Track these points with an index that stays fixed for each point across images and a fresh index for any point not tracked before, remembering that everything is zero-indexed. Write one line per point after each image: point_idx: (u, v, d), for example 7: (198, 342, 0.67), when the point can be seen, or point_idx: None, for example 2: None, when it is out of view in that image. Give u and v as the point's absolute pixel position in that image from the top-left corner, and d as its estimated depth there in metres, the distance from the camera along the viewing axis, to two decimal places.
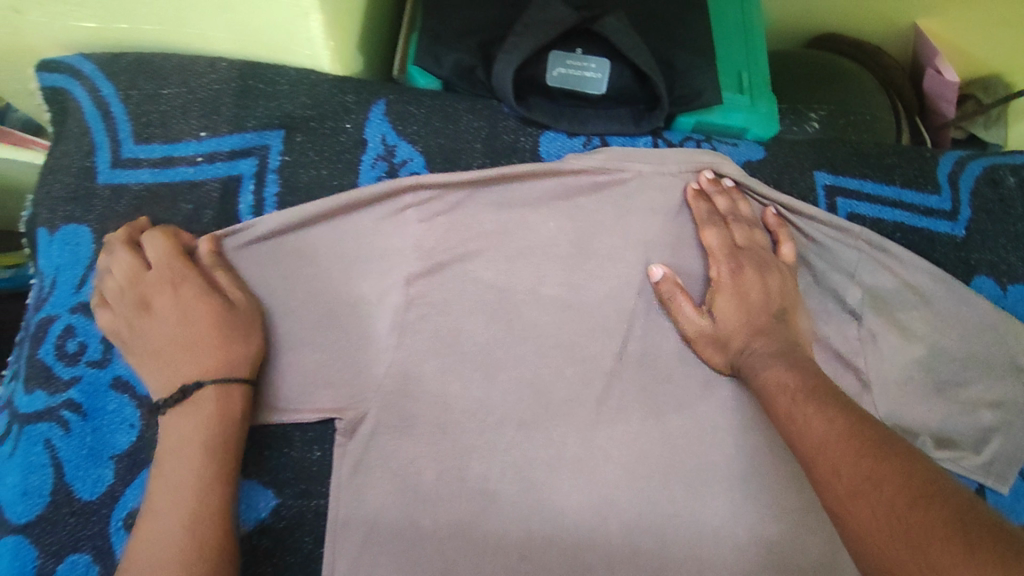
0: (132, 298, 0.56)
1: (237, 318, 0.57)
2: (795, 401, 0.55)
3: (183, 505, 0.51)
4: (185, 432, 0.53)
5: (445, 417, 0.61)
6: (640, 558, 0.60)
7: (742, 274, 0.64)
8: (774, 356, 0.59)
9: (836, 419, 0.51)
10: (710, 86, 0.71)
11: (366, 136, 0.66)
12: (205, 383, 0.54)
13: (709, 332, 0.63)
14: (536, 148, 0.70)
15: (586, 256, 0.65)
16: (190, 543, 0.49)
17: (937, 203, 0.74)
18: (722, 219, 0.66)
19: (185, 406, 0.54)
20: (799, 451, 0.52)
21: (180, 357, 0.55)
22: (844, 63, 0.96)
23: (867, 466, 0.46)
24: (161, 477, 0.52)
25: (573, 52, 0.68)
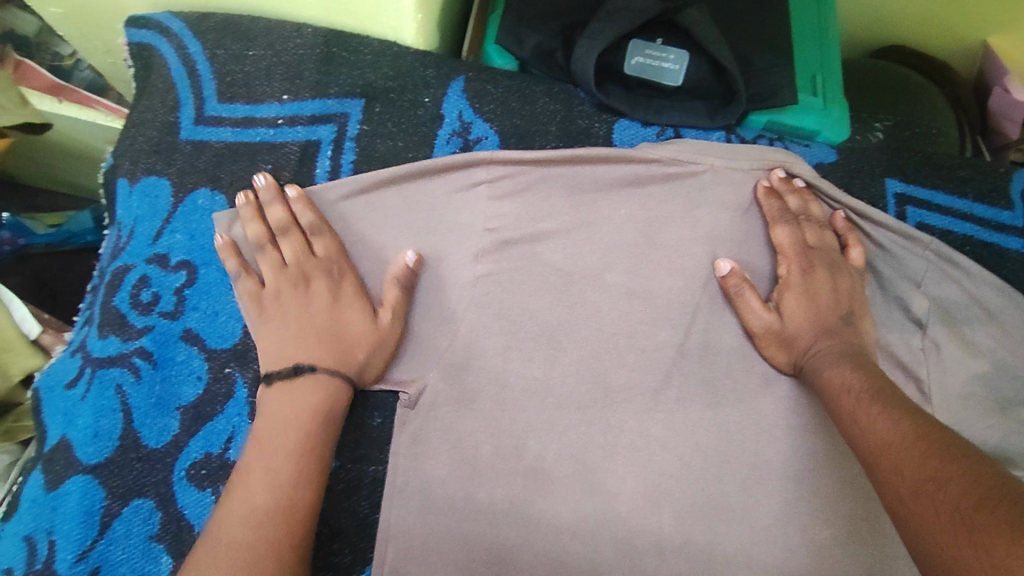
0: (291, 274, 0.58)
1: (354, 306, 0.58)
2: (860, 400, 0.54)
3: (272, 492, 0.50)
4: (288, 416, 0.53)
5: (504, 395, 0.61)
6: (691, 548, 0.58)
7: (813, 273, 0.63)
8: (842, 357, 0.59)
9: (902, 420, 0.50)
10: (787, 85, 0.71)
11: (443, 111, 0.66)
12: (318, 370, 0.55)
13: (776, 329, 0.62)
14: (610, 135, 0.69)
15: (650, 246, 0.65)
16: (280, 514, 0.49)
17: (1010, 219, 0.72)
18: (794, 217, 0.66)
19: (294, 384, 0.54)
20: (861, 451, 0.52)
21: (294, 343, 0.56)
22: (913, 76, 0.95)
23: (933, 467, 0.44)
24: (258, 455, 0.52)
25: (653, 42, 0.68)
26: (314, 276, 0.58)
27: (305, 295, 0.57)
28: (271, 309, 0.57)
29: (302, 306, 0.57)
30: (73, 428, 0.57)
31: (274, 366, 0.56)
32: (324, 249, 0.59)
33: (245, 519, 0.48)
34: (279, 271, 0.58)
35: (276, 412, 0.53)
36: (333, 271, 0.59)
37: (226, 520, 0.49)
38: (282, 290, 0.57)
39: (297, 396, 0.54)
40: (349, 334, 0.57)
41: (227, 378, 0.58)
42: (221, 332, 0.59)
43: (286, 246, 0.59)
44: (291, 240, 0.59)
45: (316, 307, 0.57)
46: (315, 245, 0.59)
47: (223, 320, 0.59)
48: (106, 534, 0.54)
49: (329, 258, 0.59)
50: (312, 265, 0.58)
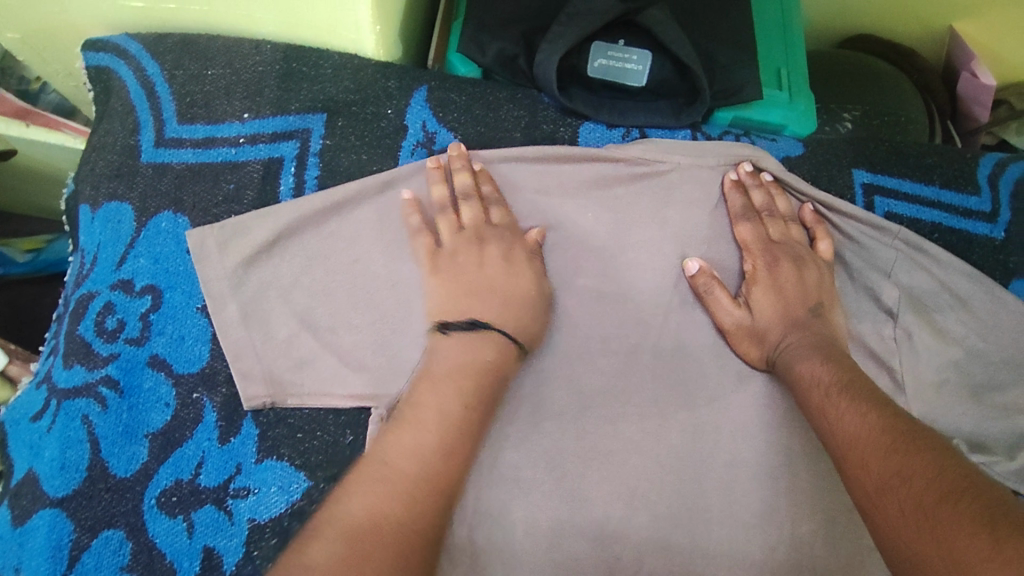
0: (467, 234, 0.60)
1: (519, 265, 0.60)
2: (829, 394, 0.55)
3: (441, 433, 0.50)
4: (459, 364, 0.54)
5: None
6: (669, 549, 0.59)
7: (778, 266, 0.63)
8: (812, 350, 0.59)
9: (868, 414, 0.50)
10: (751, 81, 0.71)
11: (407, 122, 0.65)
12: (493, 330, 0.57)
13: (746, 325, 0.63)
14: (575, 139, 0.69)
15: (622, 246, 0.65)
16: (438, 456, 0.49)
17: (977, 205, 0.72)
18: (757, 214, 0.66)
19: (471, 336, 0.56)
20: (830, 446, 0.52)
21: (475, 296, 0.58)
22: (878, 65, 0.95)
23: (898, 461, 0.45)
24: (434, 391, 0.52)
25: (615, 44, 0.68)
26: (490, 240, 0.61)
27: (479, 253, 0.60)
28: (448, 266, 0.60)
29: (477, 262, 0.59)
30: (40, 460, 0.56)
31: (449, 315, 0.58)
32: (499, 218, 0.62)
33: (412, 454, 0.48)
34: (457, 232, 0.61)
35: (451, 358, 0.55)
36: (506, 238, 0.61)
37: (394, 447, 0.48)
38: (460, 250, 0.60)
39: (473, 348, 0.55)
40: (517, 293, 0.59)
41: (195, 403, 0.57)
42: (187, 357, 0.58)
43: (466, 210, 0.61)
44: (472, 206, 0.61)
45: (491, 268, 0.59)
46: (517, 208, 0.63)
47: (190, 344, 0.58)
48: (75, 568, 0.53)
49: (503, 227, 0.62)
50: (489, 231, 0.61)
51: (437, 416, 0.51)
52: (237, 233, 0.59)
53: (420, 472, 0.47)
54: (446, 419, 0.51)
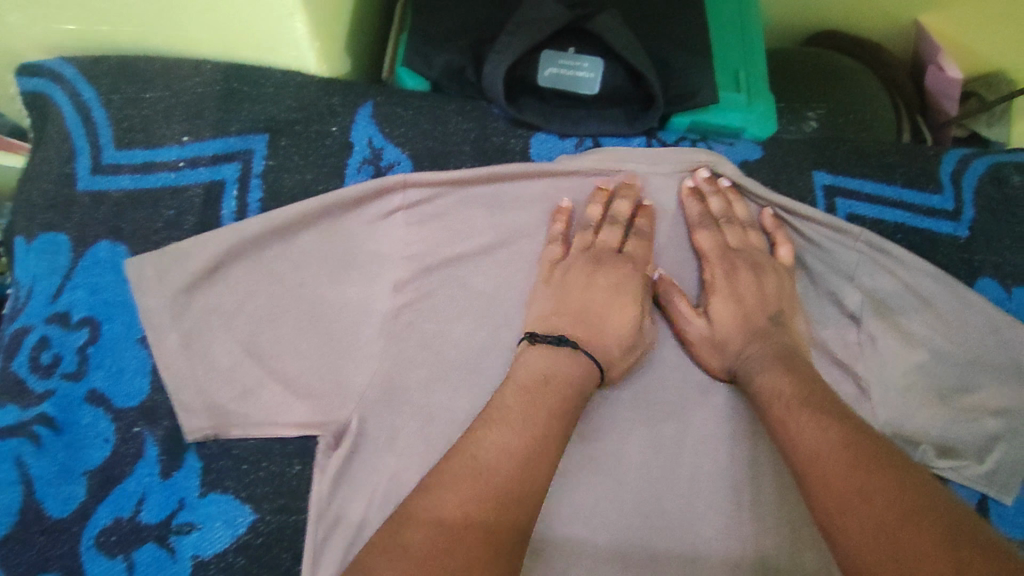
0: (586, 256, 0.63)
1: (624, 297, 0.61)
2: (791, 408, 0.53)
3: (526, 436, 0.51)
4: (546, 372, 0.56)
5: (428, 428, 0.58)
6: (629, 569, 0.58)
7: (737, 274, 0.63)
8: (771, 360, 0.59)
9: (829, 428, 0.49)
10: (707, 86, 0.69)
11: (352, 139, 0.64)
12: (578, 349, 0.58)
13: (708, 336, 0.62)
14: (526, 149, 0.67)
15: (595, 258, 0.62)
16: (527, 457, 0.50)
17: (939, 203, 0.71)
18: (715, 221, 0.65)
19: (557, 352, 0.57)
20: (790, 460, 0.51)
21: (563, 315, 0.60)
22: (843, 62, 0.94)
23: (860, 479, 0.44)
24: (524, 398, 0.54)
25: (565, 51, 0.66)
26: (608, 267, 0.62)
27: (589, 278, 0.61)
28: (559, 282, 0.61)
29: (586, 288, 0.61)
30: None
31: (538, 329, 0.59)
32: (631, 248, 0.63)
33: (499, 454, 0.49)
34: (585, 250, 0.63)
35: (538, 369, 0.56)
36: (627, 271, 0.62)
37: (481, 446, 0.50)
38: (575, 268, 0.62)
39: (564, 363, 0.57)
40: (610, 322, 0.60)
41: (136, 438, 0.56)
42: (127, 390, 0.57)
43: (605, 232, 0.63)
44: (617, 229, 0.63)
45: (597, 294, 0.61)
46: (501, 232, 0.63)
47: (130, 377, 0.57)
48: None
49: (631, 257, 0.63)
50: (611, 257, 0.62)
51: (524, 423, 0.52)
52: (177, 255, 0.58)
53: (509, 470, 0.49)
54: (534, 427, 0.52)
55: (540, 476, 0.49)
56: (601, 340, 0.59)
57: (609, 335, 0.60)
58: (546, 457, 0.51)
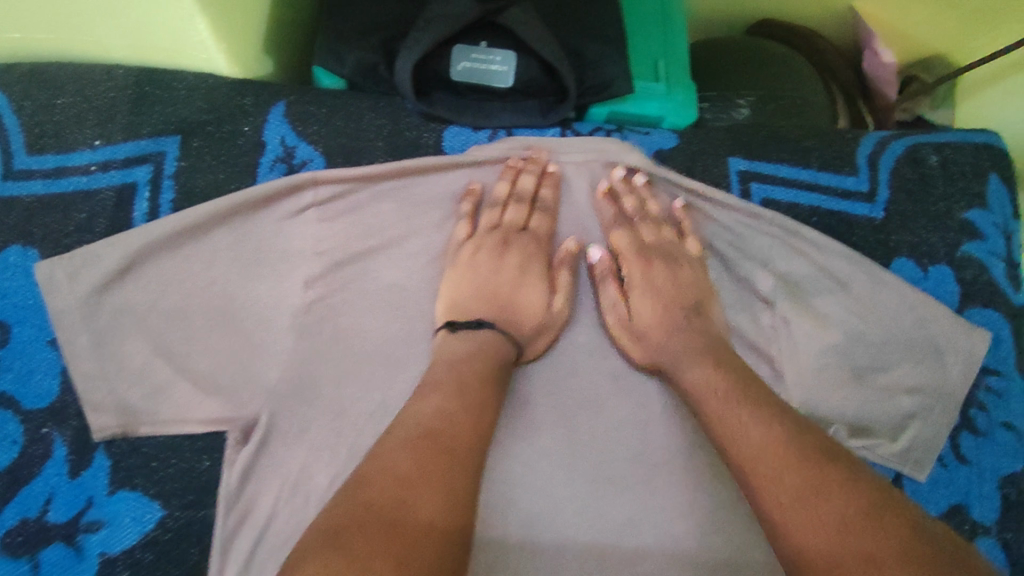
0: (493, 238, 0.64)
1: (530, 280, 0.63)
2: (728, 403, 0.54)
3: (464, 404, 0.55)
4: (470, 349, 0.59)
5: (340, 420, 0.59)
6: (537, 552, 0.59)
7: (653, 269, 0.64)
8: (697, 355, 0.59)
9: (773, 424, 0.51)
10: (621, 74, 0.69)
11: (264, 138, 0.65)
12: (496, 330, 0.60)
13: (627, 325, 0.63)
14: (440, 144, 0.68)
15: (503, 238, 0.64)
16: (463, 417, 0.54)
17: (854, 185, 0.72)
18: (630, 220, 0.67)
19: (475, 334, 0.60)
20: (731, 455, 0.51)
21: (475, 301, 0.61)
22: (774, 48, 0.95)
23: (812, 475, 0.46)
24: (455, 369, 0.57)
25: (478, 45, 0.67)
26: (514, 248, 0.64)
27: (499, 261, 0.63)
28: (467, 262, 0.63)
29: (495, 267, 0.63)
30: None
31: (457, 316, 0.61)
32: (535, 225, 0.65)
33: (438, 418, 0.53)
34: (492, 229, 0.65)
35: (460, 349, 0.59)
36: (529, 248, 0.64)
37: (423, 411, 0.54)
38: (483, 248, 0.64)
39: (480, 342, 0.59)
40: (522, 306, 0.62)
41: (44, 438, 0.58)
42: (37, 392, 0.58)
43: (511, 210, 0.65)
44: (521, 208, 0.65)
45: (504, 275, 0.63)
46: (413, 226, 0.65)
47: (39, 379, 0.59)
48: None
49: (535, 235, 0.65)
50: (518, 237, 0.65)
51: (458, 391, 0.55)
52: (87, 259, 0.58)
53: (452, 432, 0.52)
54: (468, 395, 0.55)
55: (478, 438, 0.54)
56: (507, 328, 0.61)
57: (515, 325, 0.61)
58: (483, 420, 0.55)
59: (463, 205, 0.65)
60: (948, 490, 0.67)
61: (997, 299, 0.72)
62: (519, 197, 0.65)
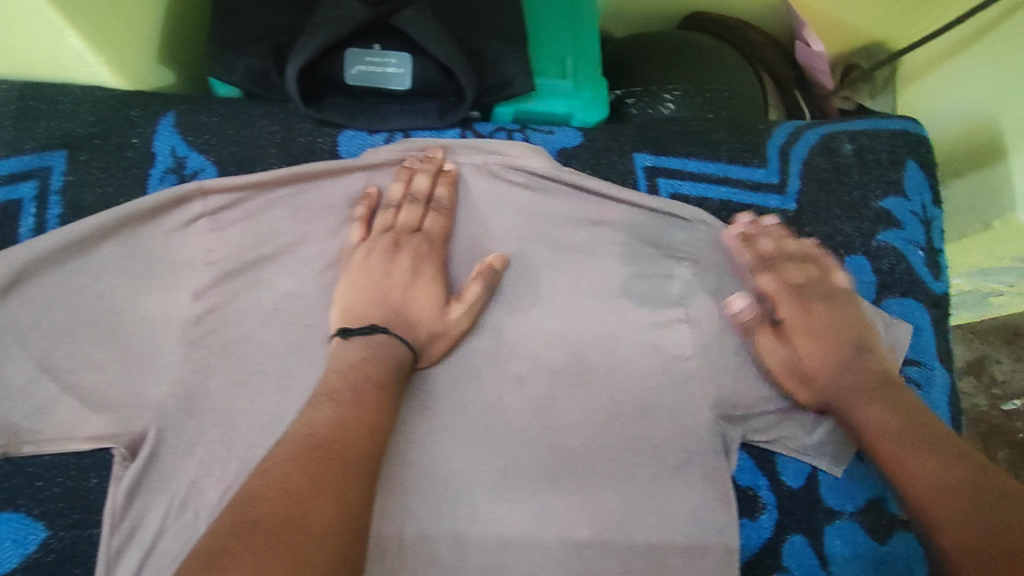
0: (385, 240, 0.62)
1: (424, 282, 0.61)
2: (899, 443, 0.54)
3: (359, 409, 0.52)
4: (365, 354, 0.56)
5: (230, 434, 0.58)
6: (437, 562, 0.58)
7: (812, 311, 0.65)
8: (863, 393, 0.59)
9: (948, 461, 0.51)
10: (522, 72, 0.68)
11: (154, 150, 0.64)
12: (392, 334, 0.58)
13: (792, 366, 0.64)
14: (335, 148, 0.67)
15: (394, 240, 0.62)
16: (356, 423, 0.51)
17: (764, 177, 0.70)
18: (778, 261, 0.66)
19: (369, 339, 0.57)
20: (910, 498, 0.52)
21: (368, 306, 0.59)
22: (702, 40, 0.94)
23: (989, 512, 0.46)
24: (351, 373, 0.54)
25: (372, 48, 0.66)
26: (405, 249, 0.62)
27: (389, 263, 0.61)
28: (360, 265, 0.61)
29: (385, 270, 0.61)
30: None
31: (351, 322, 0.59)
32: (430, 226, 0.64)
33: (326, 426, 0.50)
34: (386, 231, 0.63)
35: (350, 357, 0.56)
36: (422, 250, 0.62)
37: (313, 419, 0.51)
38: (375, 251, 0.62)
39: (375, 349, 0.56)
40: (415, 311, 0.60)
41: None
42: None
43: (405, 211, 0.64)
44: (416, 210, 0.64)
45: (394, 280, 0.61)
46: (307, 233, 0.64)
47: None
48: None
49: (428, 236, 0.63)
50: (411, 238, 0.63)
51: (352, 395, 0.53)
52: None
53: (344, 436, 0.49)
54: (364, 399, 0.53)
55: (375, 445, 0.51)
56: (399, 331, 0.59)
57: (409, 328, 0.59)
58: (377, 425, 0.52)
59: (358, 210, 0.64)
60: (866, 486, 0.63)
61: (916, 288, 0.70)
62: (413, 197, 0.64)
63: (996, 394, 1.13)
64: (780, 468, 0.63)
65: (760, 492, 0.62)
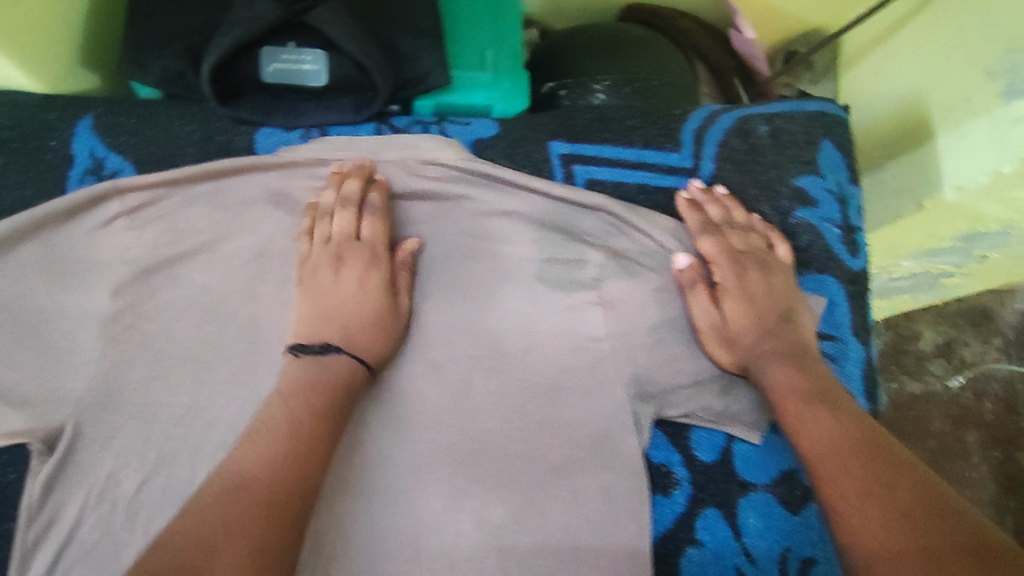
0: (328, 252, 0.62)
1: (371, 293, 0.61)
2: (803, 403, 0.58)
3: (290, 442, 0.51)
4: (307, 376, 0.55)
5: (147, 427, 0.59)
6: (351, 546, 0.58)
7: (747, 275, 0.66)
8: (784, 358, 0.62)
9: (843, 424, 0.55)
10: (436, 67, 0.70)
11: (73, 151, 0.66)
12: (344, 352, 0.58)
13: (718, 328, 0.65)
14: (252, 145, 0.68)
15: (336, 251, 0.62)
16: (288, 460, 0.49)
17: (678, 161, 0.72)
18: (717, 227, 0.68)
19: (324, 358, 0.57)
20: (802, 452, 0.56)
21: (319, 323, 0.60)
22: (633, 32, 0.95)
23: (878, 472, 0.50)
24: (284, 405, 0.53)
25: (286, 46, 0.67)
26: (349, 260, 0.62)
27: (336, 275, 0.62)
28: (311, 281, 0.62)
29: (334, 284, 0.61)
30: None
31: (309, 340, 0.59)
32: (368, 233, 0.64)
33: (253, 462, 0.49)
34: (327, 242, 0.63)
35: (297, 376, 0.56)
36: (369, 260, 0.63)
37: (244, 456, 0.49)
38: (321, 265, 0.62)
39: (320, 368, 0.56)
40: (365, 322, 0.60)
41: None
42: None
43: (339, 218, 0.63)
44: (351, 214, 0.63)
45: (342, 293, 0.61)
46: (224, 229, 0.65)
47: None
48: None
49: (371, 243, 0.63)
50: (352, 247, 0.63)
51: (285, 425, 0.52)
52: None
53: (272, 474, 0.48)
54: (295, 429, 0.51)
55: (307, 480, 0.50)
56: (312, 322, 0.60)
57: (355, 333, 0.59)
58: (312, 459, 0.51)
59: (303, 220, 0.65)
60: (780, 457, 0.65)
61: (833, 264, 0.71)
62: (347, 202, 0.64)
63: (967, 374, 1.14)
64: (695, 443, 0.65)
65: (673, 468, 0.64)
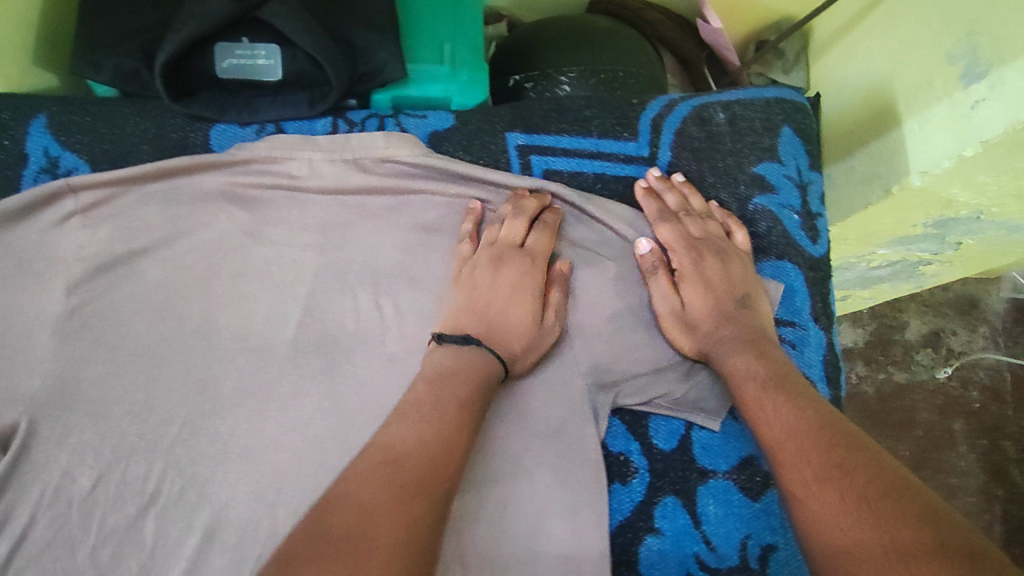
0: (490, 254, 0.64)
1: (527, 293, 0.62)
2: (764, 389, 0.58)
3: (437, 424, 0.51)
4: (455, 367, 0.57)
5: (102, 423, 0.59)
6: None
7: (704, 261, 0.66)
8: (741, 344, 0.62)
9: (804, 410, 0.54)
10: (392, 59, 0.70)
11: (27, 150, 0.66)
12: (484, 346, 0.58)
13: (676, 315, 0.65)
14: (207, 142, 0.68)
15: (498, 253, 0.64)
16: (436, 445, 0.49)
17: (635, 150, 0.72)
18: (675, 215, 0.69)
19: (461, 351, 0.58)
20: (765, 440, 0.55)
21: (465, 317, 0.61)
22: (598, 23, 0.95)
23: (838, 456, 0.49)
24: (446, 391, 0.54)
25: (240, 41, 0.66)
26: (510, 263, 0.63)
27: (495, 275, 0.63)
28: (467, 280, 0.63)
29: (490, 280, 0.63)
30: None
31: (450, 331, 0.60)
32: (533, 241, 0.65)
33: (409, 442, 0.49)
34: (490, 244, 0.65)
35: (443, 363, 0.57)
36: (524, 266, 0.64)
37: (392, 438, 0.50)
38: (479, 264, 0.64)
39: (470, 361, 0.57)
40: (516, 319, 0.61)
41: None
42: None
43: (508, 225, 0.66)
44: (526, 225, 0.65)
45: (499, 292, 0.62)
46: (180, 224, 0.65)
47: None
48: None
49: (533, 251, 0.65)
50: (513, 253, 0.64)
51: (434, 412, 0.52)
52: None
53: (422, 454, 0.48)
54: (443, 415, 0.52)
55: (453, 466, 0.49)
56: None
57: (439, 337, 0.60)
58: (454, 446, 0.50)
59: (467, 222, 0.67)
60: (739, 443, 0.64)
61: (792, 251, 0.70)
62: (519, 213, 0.66)
63: (954, 364, 1.14)
64: (652, 431, 0.65)
65: (631, 457, 0.64)
